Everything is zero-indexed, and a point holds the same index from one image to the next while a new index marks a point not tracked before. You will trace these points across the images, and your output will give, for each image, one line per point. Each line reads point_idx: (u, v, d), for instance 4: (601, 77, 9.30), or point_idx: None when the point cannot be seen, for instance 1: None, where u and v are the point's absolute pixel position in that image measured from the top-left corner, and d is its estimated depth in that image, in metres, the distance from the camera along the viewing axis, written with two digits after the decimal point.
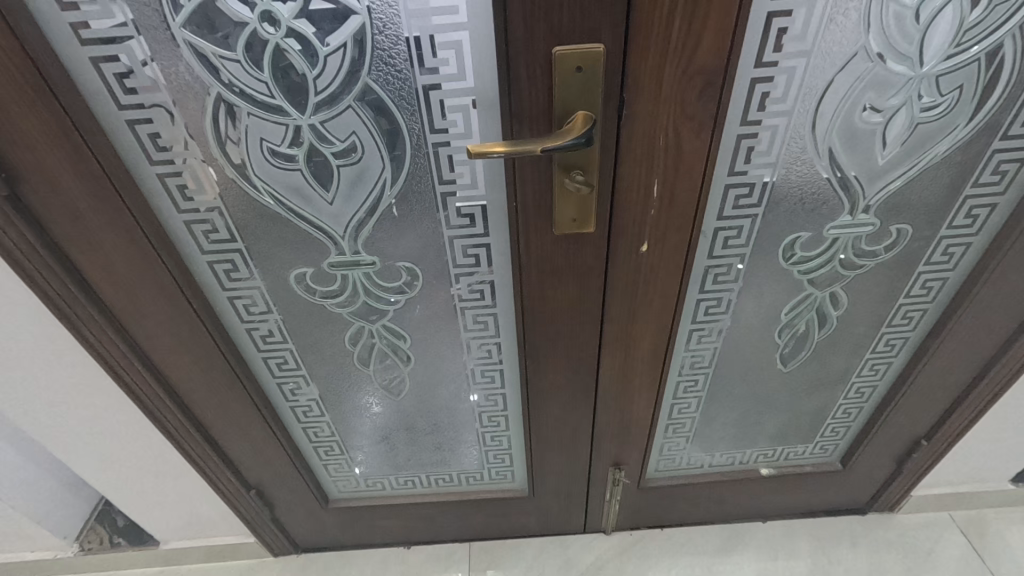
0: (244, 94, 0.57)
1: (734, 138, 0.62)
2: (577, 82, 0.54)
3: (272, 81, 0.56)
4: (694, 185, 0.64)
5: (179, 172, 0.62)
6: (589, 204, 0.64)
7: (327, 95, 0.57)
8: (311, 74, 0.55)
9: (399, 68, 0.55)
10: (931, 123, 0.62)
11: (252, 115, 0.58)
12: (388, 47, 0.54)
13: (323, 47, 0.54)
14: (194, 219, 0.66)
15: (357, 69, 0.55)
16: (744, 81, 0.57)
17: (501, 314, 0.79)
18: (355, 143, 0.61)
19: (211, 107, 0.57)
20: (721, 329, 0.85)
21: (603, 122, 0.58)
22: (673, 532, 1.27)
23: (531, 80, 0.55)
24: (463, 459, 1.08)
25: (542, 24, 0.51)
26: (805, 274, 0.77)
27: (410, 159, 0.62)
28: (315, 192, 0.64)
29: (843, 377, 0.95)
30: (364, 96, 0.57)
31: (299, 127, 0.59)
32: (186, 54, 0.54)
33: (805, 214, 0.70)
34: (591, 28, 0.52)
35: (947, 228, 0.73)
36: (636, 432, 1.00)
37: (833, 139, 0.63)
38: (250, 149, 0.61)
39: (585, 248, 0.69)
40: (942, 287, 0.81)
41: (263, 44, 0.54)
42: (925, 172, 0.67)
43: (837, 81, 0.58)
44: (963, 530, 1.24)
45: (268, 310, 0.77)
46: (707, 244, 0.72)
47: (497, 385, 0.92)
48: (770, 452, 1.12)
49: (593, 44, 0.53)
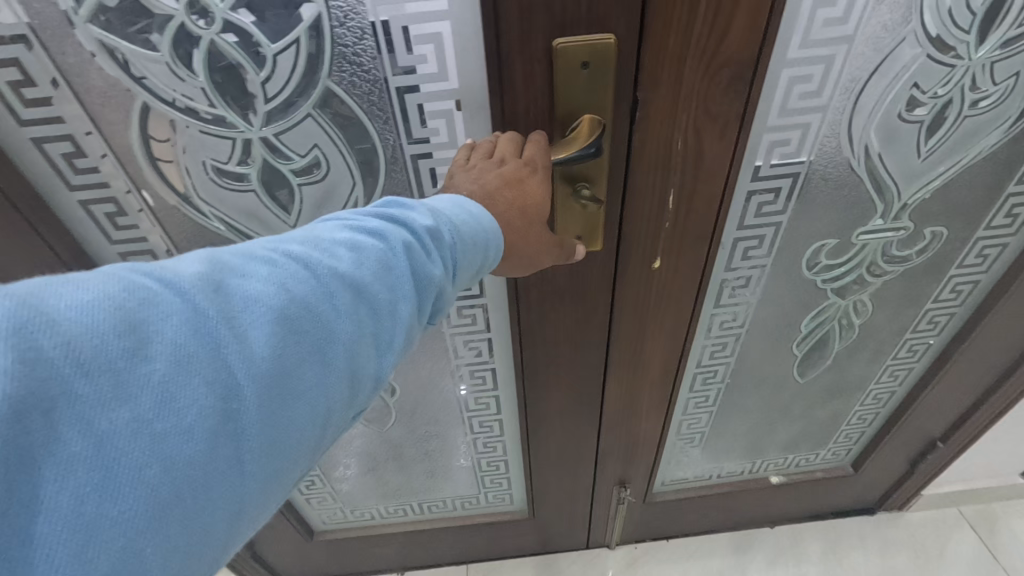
0: (176, 104, 0.46)
1: (762, 139, 0.53)
2: (583, 81, 0.45)
3: (210, 87, 0.45)
4: (715, 195, 0.56)
5: (108, 199, 0.52)
6: (597, 221, 0.55)
7: (281, 102, 0.47)
8: (258, 77, 0.45)
9: (366, 68, 0.46)
10: (980, 116, 0.54)
11: (188, 128, 0.47)
12: (353, 42, 0.44)
13: (271, 44, 0.44)
14: (132, 251, 0.56)
15: (316, 69, 0.45)
16: (776, 74, 0.49)
17: (496, 339, 0.71)
18: (318, 157, 0.51)
19: (136, 119, 0.47)
20: (735, 342, 0.78)
21: (613, 126, 0.49)
22: (679, 543, 1.21)
23: (528, 77, 0.46)
24: (457, 484, 1.00)
25: (540, 12, 0.43)
26: (830, 283, 0.70)
27: (386, 173, 0.53)
28: (274, 217, 0.55)
29: (862, 383, 0.89)
30: (325, 102, 0.48)
31: (249, 140, 0.49)
32: (98, 55, 0.43)
33: (835, 219, 0.63)
34: (599, 15, 0.43)
35: (985, 228, 0.66)
36: (643, 451, 0.93)
37: (871, 137, 0.55)
38: (190, 168, 0.50)
39: (589, 267, 0.61)
40: (972, 291, 0.75)
41: (195, 40, 0.43)
42: (969, 169, 0.59)
43: (881, 70, 0.50)
44: (974, 525, 1.21)
45: None
46: (725, 256, 0.64)
47: (493, 411, 0.84)
48: (781, 460, 1.06)
49: (601, 34, 0.44)
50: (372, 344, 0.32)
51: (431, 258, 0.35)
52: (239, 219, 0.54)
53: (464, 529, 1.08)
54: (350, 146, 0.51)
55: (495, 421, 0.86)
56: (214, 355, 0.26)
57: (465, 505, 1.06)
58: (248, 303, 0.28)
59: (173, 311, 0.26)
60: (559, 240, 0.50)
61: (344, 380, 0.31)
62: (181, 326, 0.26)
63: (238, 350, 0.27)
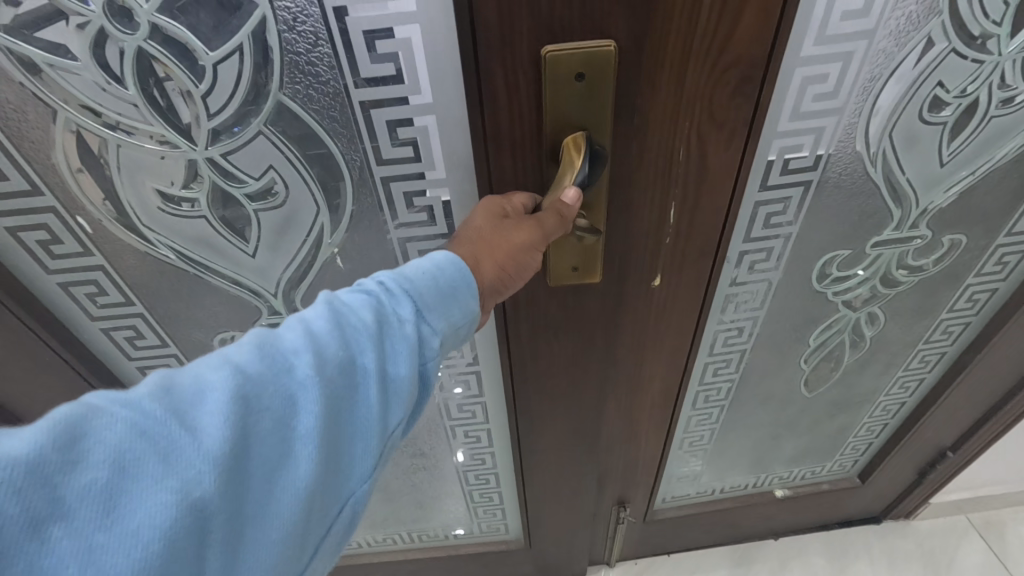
0: (105, 119, 0.42)
1: (771, 146, 0.48)
2: (577, 95, 0.40)
3: (141, 101, 0.40)
4: (719, 208, 0.51)
5: (37, 226, 0.49)
6: (595, 252, 0.51)
7: (226, 119, 0.42)
8: (197, 90, 0.40)
9: (324, 78, 0.40)
10: (1008, 116, 0.50)
11: (122, 146, 0.43)
12: (306, 50, 0.39)
13: (209, 53, 0.38)
14: (71, 281, 0.54)
15: (264, 81, 0.40)
16: (788, 75, 0.44)
17: (485, 372, 0.67)
18: (274, 179, 0.46)
19: (60, 134, 0.43)
20: (740, 359, 0.73)
21: (614, 139, 0.44)
22: (680, 558, 1.17)
23: (511, 88, 0.40)
24: (449, 514, 0.96)
25: (524, 11, 0.37)
26: (841, 296, 0.65)
27: (354, 191, 0.47)
28: (230, 245, 0.51)
29: (871, 396, 0.85)
30: (278, 118, 0.42)
31: (194, 161, 0.44)
32: (14, 67, 0.39)
33: (847, 229, 0.58)
34: (597, 18, 0.38)
35: (1006, 235, 0.62)
36: (643, 471, 0.88)
37: (890, 142, 0.50)
38: (128, 190, 0.46)
39: (584, 301, 0.56)
40: (989, 300, 0.70)
41: (122, 48, 0.38)
42: (992, 174, 0.55)
43: (902, 69, 0.45)
44: (983, 533, 1.17)
45: (161, 345, 0.62)
46: (730, 271, 0.59)
47: (485, 444, 0.80)
48: (786, 473, 1.02)
49: (597, 40, 0.38)
50: (353, 409, 0.30)
51: (402, 307, 0.33)
52: (193, 250, 0.51)
53: (455, 555, 1.02)
54: (310, 164, 0.45)
55: (486, 454, 0.82)
56: (165, 455, 0.24)
57: (456, 537, 1.01)
58: (204, 392, 0.26)
59: (117, 421, 0.24)
60: (549, 207, 0.41)
61: (323, 463, 0.28)
62: (127, 433, 0.24)
63: (196, 441, 0.24)
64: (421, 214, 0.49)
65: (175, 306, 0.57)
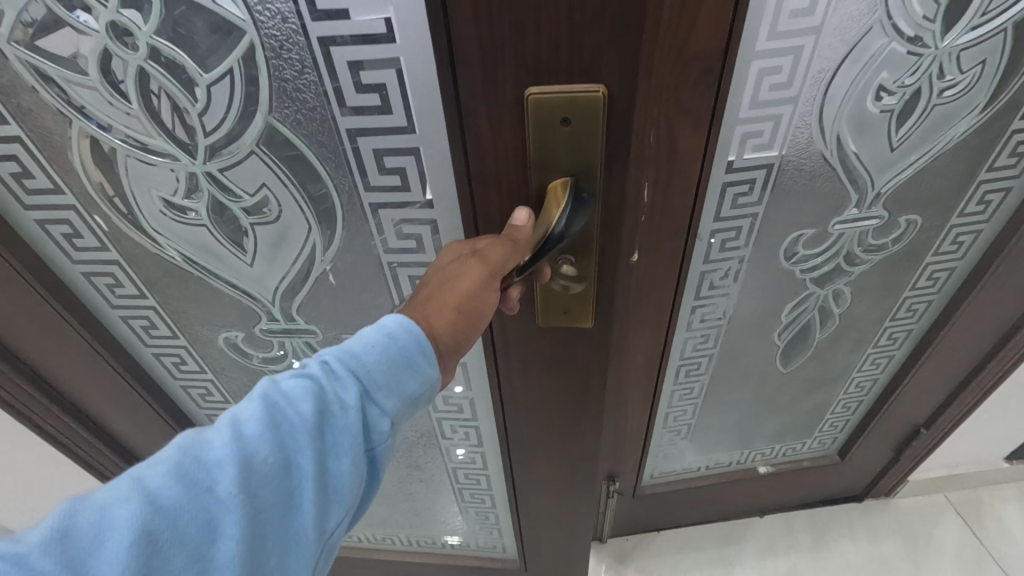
0: (115, 129, 0.48)
1: (734, 132, 0.54)
2: (563, 139, 0.43)
3: (145, 115, 0.46)
4: (689, 189, 0.56)
5: (63, 221, 0.55)
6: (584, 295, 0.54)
7: (221, 136, 0.48)
8: (195, 108, 0.46)
9: (310, 102, 0.45)
10: (948, 105, 0.55)
11: (133, 156, 0.50)
12: (293, 77, 0.44)
13: (203, 75, 0.44)
14: (94, 271, 0.60)
15: (253, 106, 0.46)
16: (745, 67, 0.49)
17: (477, 400, 0.74)
18: (266, 196, 0.52)
19: (78, 139, 0.49)
20: (718, 334, 0.78)
21: (604, 183, 0.46)
22: (669, 535, 1.23)
23: (497, 129, 0.43)
24: (446, 525, 1.02)
25: (510, 53, 0.39)
26: (808, 273, 0.71)
27: (341, 211, 0.53)
28: (230, 252, 0.58)
29: (844, 373, 0.90)
30: (269, 138, 0.48)
31: (194, 174, 0.50)
32: (38, 81, 0.45)
33: (809, 210, 0.63)
34: (586, 66, 0.39)
35: (958, 216, 0.67)
36: (630, 446, 0.94)
37: (842, 128, 0.56)
38: (139, 198, 0.53)
39: (573, 341, 0.60)
40: (949, 278, 0.76)
41: (123, 66, 0.44)
42: (939, 158, 0.60)
43: (848, 61, 0.51)
44: (961, 510, 1.21)
45: (172, 335, 0.69)
46: (703, 248, 0.65)
47: (481, 465, 0.86)
48: (768, 450, 1.07)
49: (587, 91, 0.40)
50: (289, 511, 0.33)
51: (346, 394, 0.36)
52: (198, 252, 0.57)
53: (452, 568, 1.08)
54: (296, 181, 0.51)
55: (480, 475, 0.88)
56: None
57: (453, 547, 1.06)
58: (110, 530, 0.27)
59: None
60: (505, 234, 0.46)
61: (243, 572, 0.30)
62: None
63: None
64: (408, 240, 0.55)
65: (196, 291, 0.63)
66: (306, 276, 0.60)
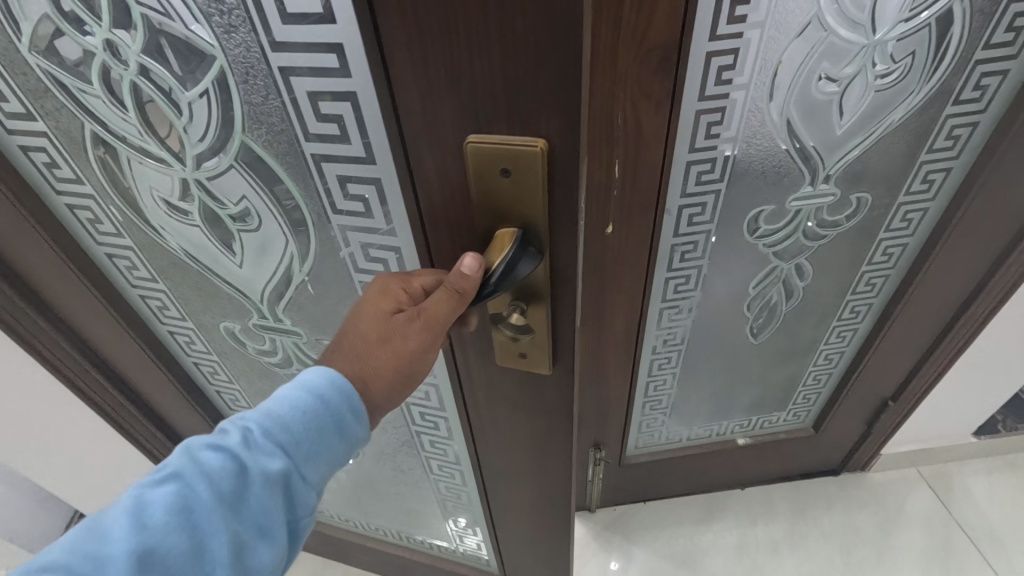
0: (118, 134, 0.53)
1: (693, 115, 0.61)
2: (504, 189, 0.41)
3: (140, 124, 0.51)
4: (655, 165, 0.63)
5: (87, 206, 0.61)
6: (540, 343, 0.51)
7: (205, 147, 0.52)
8: (180, 121, 0.50)
9: (277, 124, 0.48)
10: (885, 92, 0.62)
11: (136, 159, 0.55)
12: (259, 101, 0.47)
13: (185, 91, 0.48)
14: (114, 252, 0.66)
15: (230, 125, 0.49)
16: (699, 56, 0.56)
17: (450, 418, 0.77)
18: (248, 208, 0.57)
19: (90, 140, 0.55)
20: (692, 305, 0.85)
21: (550, 236, 0.44)
22: (655, 505, 1.30)
23: (442, 168, 0.42)
24: (431, 528, 1.07)
25: (448, 100, 0.38)
26: (770, 247, 0.78)
27: (313, 227, 0.57)
28: (222, 253, 0.63)
29: (812, 345, 0.97)
30: (244, 154, 0.52)
31: (185, 180, 0.56)
32: (56, 89, 0.51)
33: (768, 187, 0.70)
34: (523, 117, 0.38)
35: (905, 194, 0.74)
36: (614, 414, 1.01)
37: (792, 113, 0.63)
38: (144, 196, 0.59)
39: (535, 387, 0.58)
40: (902, 253, 0.83)
41: (119, 78, 0.48)
42: (883, 140, 0.67)
43: (792, 52, 0.58)
44: (930, 482, 1.28)
45: (181, 317, 0.75)
46: (673, 222, 0.72)
47: (458, 479, 0.90)
48: (746, 422, 1.14)
49: (528, 141, 0.38)
50: None
51: (269, 461, 0.40)
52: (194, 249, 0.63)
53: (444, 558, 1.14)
54: (271, 192, 0.55)
55: (459, 490, 0.92)
56: None
57: (442, 550, 1.11)
58: None
59: None
60: (449, 283, 0.43)
61: None
62: None
63: None
64: (376, 262, 0.58)
65: (198, 282, 0.69)
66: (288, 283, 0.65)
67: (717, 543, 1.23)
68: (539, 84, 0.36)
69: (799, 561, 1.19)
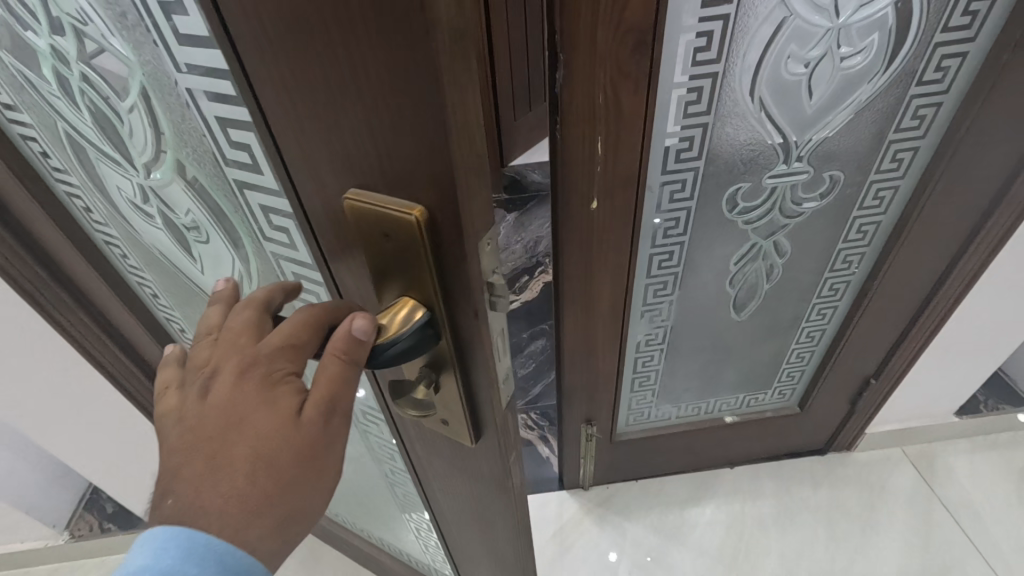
0: (78, 133, 0.50)
1: (670, 94, 0.65)
2: (388, 254, 0.33)
3: (94, 128, 0.48)
4: (636, 142, 0.67)
5: (80, 194, 0.60)
6: (461, 421, 0.43)
7: (146, 160, 0.48)
8: (123, 131, 0.46)
9: (198, 145, 0.43)
10: (850, 74, 0.66)
11: (100, 160, 0.52)
12: (178, 121, 0.42)
13: (120, 102, 0.44)
14: (110, 241, 0.65)
15: (162, 144, 0.46)
16: (674, 38, 0.61)
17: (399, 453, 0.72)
18: (196, 222, 0.53)
19: (61, 134, 0.52)
20: (675, 281, 0.89)
21: (454, 312, 0.36)
22: (646, 483, 1.34)
23: (332, 218, 0.35)
24: (404, 541, 1.03)
25: (321, 150, 0.31)
26: (749, 224, 0.82)
27: (252, 252, 0.53)
28: (184, 262, 0.61)
29: (793, 322, 1.02)
30: (179, 171, 0.48)
31: (141, 189, 0.52)
32: (22, 82, 0.48)
33: (744, 166, 0.75)
34: (398, 175, 0.30)
35: (875, 173, 0.78)
36: (604, 390, 1.05)
37: (764, 93, 0.67)
38: (113, 196, 0.56)
39: (465, 460, 0.50)
40: (876, 231, 0.87)
41: (67, 80, 0.44)
42: (851, 120, 0.71)
43: (761, 35, 0.62)
44: (914, 461, 1.32)
45: (172, 311, 0.74)
46: (654, 198, 0.76)
47: (415, 510, 0.84)
48: (732, 400, 1.18)
49: (405, 205, 0.30)
50: None
51: None
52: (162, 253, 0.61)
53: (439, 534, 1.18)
54: (209, 212, 0.51)
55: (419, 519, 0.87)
56: None
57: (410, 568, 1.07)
58: None
59: None
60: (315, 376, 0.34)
61: None
62: None
63: None
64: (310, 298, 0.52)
65: (174, 284, 0.67)
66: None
67: (705, 519, 1.27)
68: (409, 146, 0.28)
69: (784, 535, 1.23)
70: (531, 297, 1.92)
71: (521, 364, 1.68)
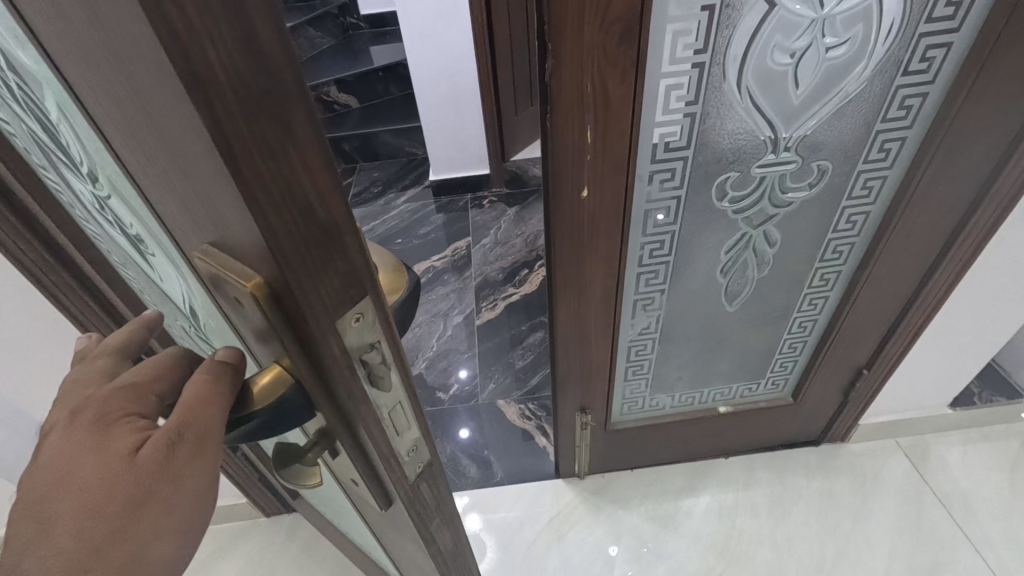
0: (37, 137, 0.46)
1: (658, 84, 0.67)
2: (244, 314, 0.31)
3: (41, 133, 0.44)
4: (624, 131, 0.69)
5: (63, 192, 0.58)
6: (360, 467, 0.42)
7: (88, 173, 0.43)
8: (64, 141, 0.42)
9: (112, 168, 0.37)
10: (835, 64, 0.68)
11: (61, 167, 0.49)
12: (88, 137, 0.36)
13: (49, 111, 0.38)
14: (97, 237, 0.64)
15: (91, 161, 0.40)
16: (661, 28, 0.62)
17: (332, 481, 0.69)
18: (143, 243, 0.47)
19: (26, 134, 0.49)
20: (666, 270, 0.90)
21: (324, 373, 0.33)
22: (642, 472, 1.36)
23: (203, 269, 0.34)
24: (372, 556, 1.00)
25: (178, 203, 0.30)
26: (739, 213, 0.83)
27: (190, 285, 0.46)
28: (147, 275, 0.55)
29: (785, 312, 1.03)
30: (113, 189, 0.42)
31: (97, 200, 0.48)
32: None
33: (733, 154, 0.76)
34: (232, 239, 0.28)
35: (864, 162, 0.79)
36: (598, 377, 1.07)
37: (750, 83, 0.68)
38: (82, 198, 0.53)
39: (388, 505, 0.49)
40: (866, 221, 0.88)
41: (10, 84, 0.40)
42: (838, 109, 0.73)
43: (746, 25, 0.63)
44: (907, 452, 1.33)
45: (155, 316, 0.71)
46: (644, 187, 0.77)
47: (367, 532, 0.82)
48: (726, 390, 1.20)
49: (241, 273, 0.28)
50: None
51: None
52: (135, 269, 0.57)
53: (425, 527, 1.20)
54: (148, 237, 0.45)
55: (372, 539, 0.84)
56: None
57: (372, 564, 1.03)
58: None
59: None
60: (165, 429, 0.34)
61: None
62: None
63: None
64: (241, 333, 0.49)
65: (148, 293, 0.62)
66: (209, 343, 0.56)
67: (699, 507, 1.29)
68: (230, 212, 0.26)
69: (777, 524, 1.24)
70: (531, 290, 1.94)
71: (520, 356, 1.70)
